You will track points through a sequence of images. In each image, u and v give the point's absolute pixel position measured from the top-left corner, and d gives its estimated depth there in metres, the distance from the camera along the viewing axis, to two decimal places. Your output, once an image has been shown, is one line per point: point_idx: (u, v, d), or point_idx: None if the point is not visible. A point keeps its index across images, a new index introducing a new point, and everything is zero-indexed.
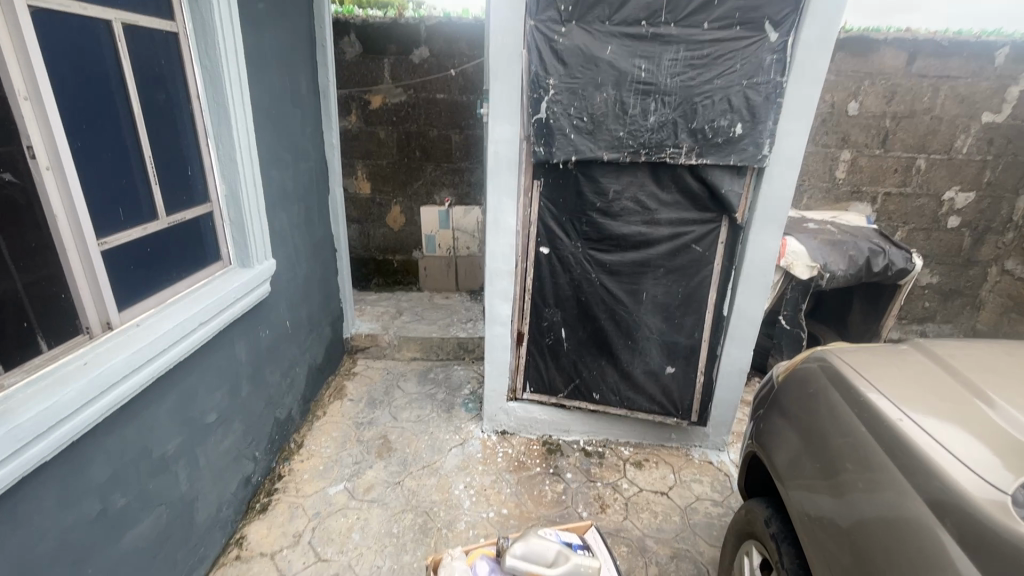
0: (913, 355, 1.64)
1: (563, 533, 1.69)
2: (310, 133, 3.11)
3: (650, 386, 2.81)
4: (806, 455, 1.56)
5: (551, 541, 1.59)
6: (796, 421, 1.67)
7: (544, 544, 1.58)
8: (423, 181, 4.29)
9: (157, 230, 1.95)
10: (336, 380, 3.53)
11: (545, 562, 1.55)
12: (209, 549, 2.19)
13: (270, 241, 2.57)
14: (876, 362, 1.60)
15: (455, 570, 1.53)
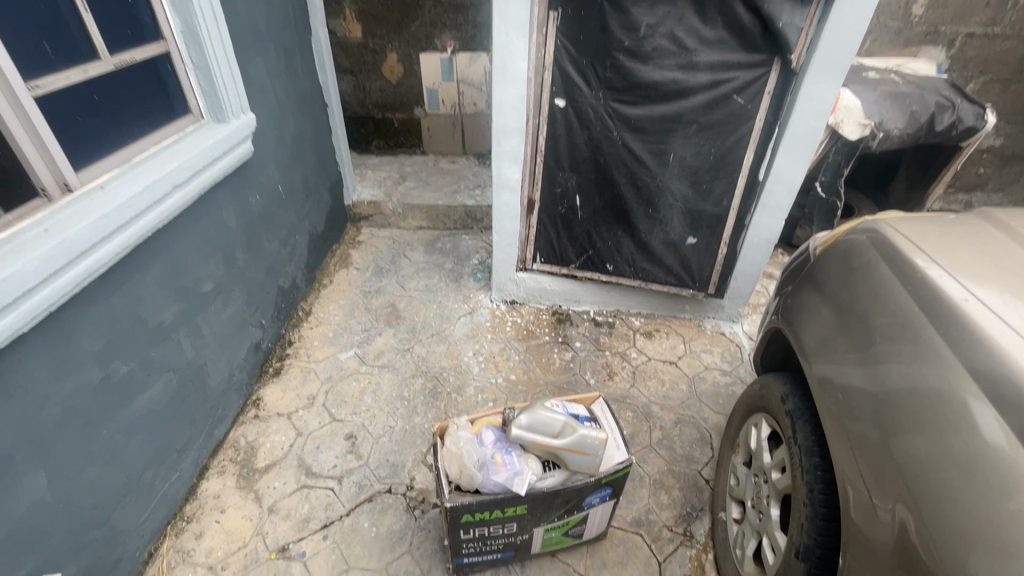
0: (985, 227, 1.41)
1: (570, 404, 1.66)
2: None
3: (668, 257, 2.65)
4: (838, 333, 1.41)
5: (558, 413, 1.56)
6: (831, 297, 1.50)
7: (551, 415, 1.54)
8: (422, 22, 3.70)
9: (101, 74, 1.68)
10: (341, 248, 3.41)
11: (551, 433, 1.53)
12: (227, 409, 2.27)
13: (246, 92, 2.25)
14: (940, 235, 1.38)
15: (461, 440, 1.53)
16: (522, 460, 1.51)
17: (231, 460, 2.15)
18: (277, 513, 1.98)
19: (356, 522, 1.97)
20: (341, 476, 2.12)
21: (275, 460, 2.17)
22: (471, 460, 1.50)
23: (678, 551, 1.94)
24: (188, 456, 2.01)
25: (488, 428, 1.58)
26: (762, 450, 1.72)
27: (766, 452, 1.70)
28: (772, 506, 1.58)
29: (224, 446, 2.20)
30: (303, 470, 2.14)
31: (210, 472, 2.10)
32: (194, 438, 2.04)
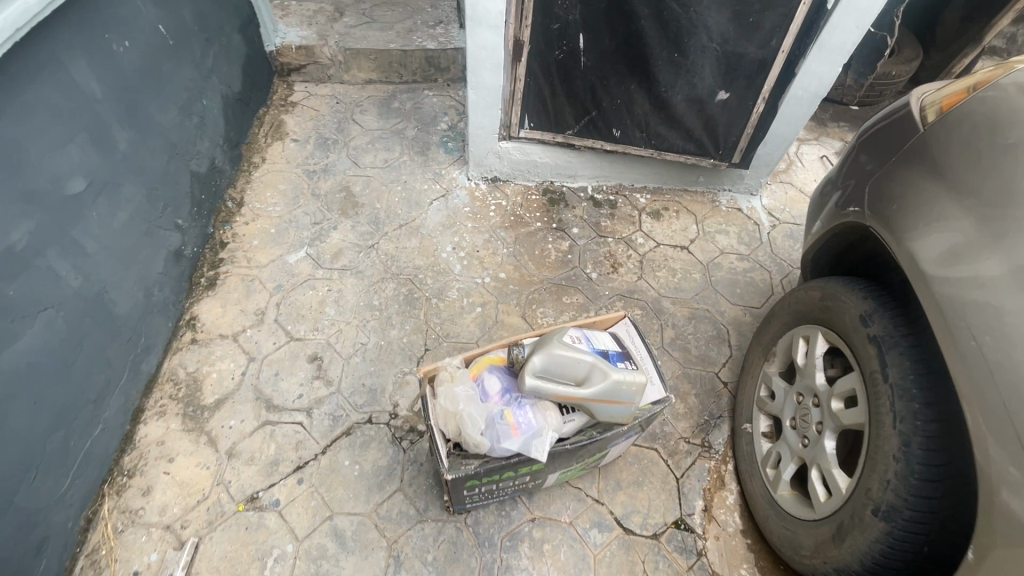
0: None
1: (592, 335, 1.30)
2: None
3: (690, 119, 2.12)
4: (976, 244, 1.03)
5: (583, 354, 1.19)
6: (966, 190, 1.09)
7: (574, 357, 1.18)
8: None
9: None
10: (269, 113, 2.66)
11: (575, 380, 1.19)
12: (154, 337, 1.82)
13: None
14: None
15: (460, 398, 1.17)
16: (539, 414, 1.19)
17: (171, 397, 1.78)
18: (239, 457, 1.68)
19: (335, 460, 1.70)
20: (310, 408, 1.79)
21: (226, 394, 1.80)
22: (475, 423, 1.16)
23: (696, 463, 1.79)
24: (110, 403, 1.62)
25: (489, 375, 1.23)
26: (814, 370, 1.45)
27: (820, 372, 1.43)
28: (828, 437, 1.36)
29: (160, 381, 1.80)
30: (262, 404, 1.79)
31: (147, 414, 1.73)
32: (113, 380, 1.63)
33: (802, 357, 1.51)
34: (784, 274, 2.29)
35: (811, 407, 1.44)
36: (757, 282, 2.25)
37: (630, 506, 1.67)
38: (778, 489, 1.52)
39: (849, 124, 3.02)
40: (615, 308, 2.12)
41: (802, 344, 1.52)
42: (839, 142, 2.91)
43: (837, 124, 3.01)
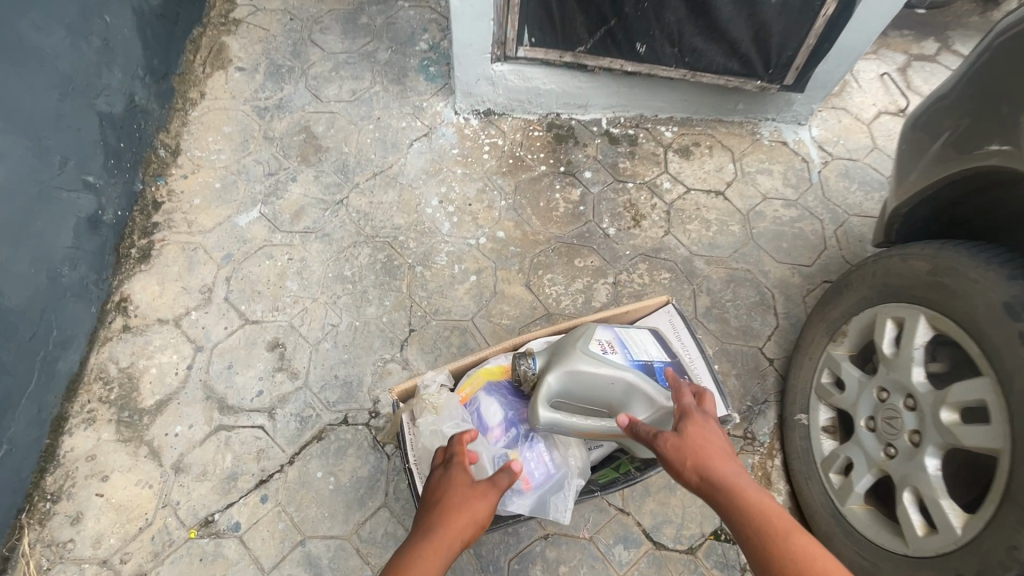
0: None
1: (625, 335, 1.05)
2: None
3: (737, 28, 1.65)
4: None
5: (613, 373, 0.95)
6: None
7: (597, 377, 0.94)
8: None
9: None
10: (207, 34, 2.14)
11: (604, 407, 0.96)
12: (71, 328, 1.47)
13: None
14: None
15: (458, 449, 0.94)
16: (559, 452, 0.98)
17: (100, 401, 1.46)
18: (188, 472, 1.39)
19: (305, 472, 1.40)
20: (272, 409, 1.47)
21: (169, 394, 1.48)
22: None
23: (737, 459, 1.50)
24: (17, 416, 1.31)
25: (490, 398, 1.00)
26: (908, 365, 1.11)
27: (917, 369, 1.10)
28: (928, 455, 1.05)
29: (86, 380, 1.48)
30: (214, 405, 1.48)
31: (73, 422, 1.42)
32: (17, 388, 1.31)
33: (891, 346, 1.17)
34: (839, 223, 1.91)
35: (899, 411, 1.13)
36: (807, 235, 1.87)
37: (661, 515, 1.40)
38: (846, 503, 1.24)
39: (914, 32, 2.50)
40: (638, 272, 1.75)
41: (891, 329, 1.18)
42: (902, 55, 2.41)
43: (900, 33, 2.49)
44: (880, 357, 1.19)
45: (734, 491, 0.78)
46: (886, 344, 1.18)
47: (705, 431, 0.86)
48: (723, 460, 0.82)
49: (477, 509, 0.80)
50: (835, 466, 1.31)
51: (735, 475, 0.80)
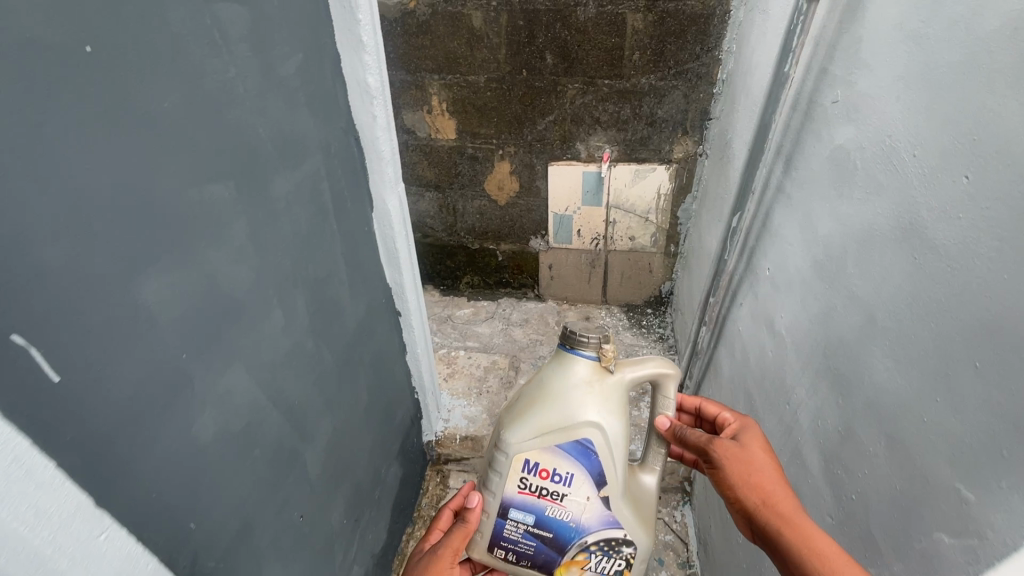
0: None
1: (575, 405, 1.28)
2: (317, 66, 1.10)
3: None
4: None
5: (577, 466, 1.27)
6: None
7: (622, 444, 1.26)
8: (557, 115, 2.20)
9: None
10: (415, 536, 1.94)
11: (599, 439, 1.28)
12: None
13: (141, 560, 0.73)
14: None
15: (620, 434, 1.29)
16: (603, 411, 1.29)
17: None
18: None
19: None
20: None
21: None
22: (616, 444, 1.28)
23: None
24: None
25: (581, 467, 1.28)
26: (611, 407, 1.29)
27: (621, 437, 1.29)
28: None
29: None
30: None
31: None
32: None
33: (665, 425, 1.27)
34: None
35: (620, 476, 1.30)
36: None
37: None
38: (645, 462, 1.42)
39: None
40: None
41: (670, 385, 1.32)
42: None
43: None
44: (659, 396, 1.33)
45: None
46: (598, 357, 1.32)
47: (750, 457, 1.05)
48: (742, 454, 1.06)
49: (759, 465, 1.03)
50: (690, 400, 1.34)
51: (762, 465, 1.02)
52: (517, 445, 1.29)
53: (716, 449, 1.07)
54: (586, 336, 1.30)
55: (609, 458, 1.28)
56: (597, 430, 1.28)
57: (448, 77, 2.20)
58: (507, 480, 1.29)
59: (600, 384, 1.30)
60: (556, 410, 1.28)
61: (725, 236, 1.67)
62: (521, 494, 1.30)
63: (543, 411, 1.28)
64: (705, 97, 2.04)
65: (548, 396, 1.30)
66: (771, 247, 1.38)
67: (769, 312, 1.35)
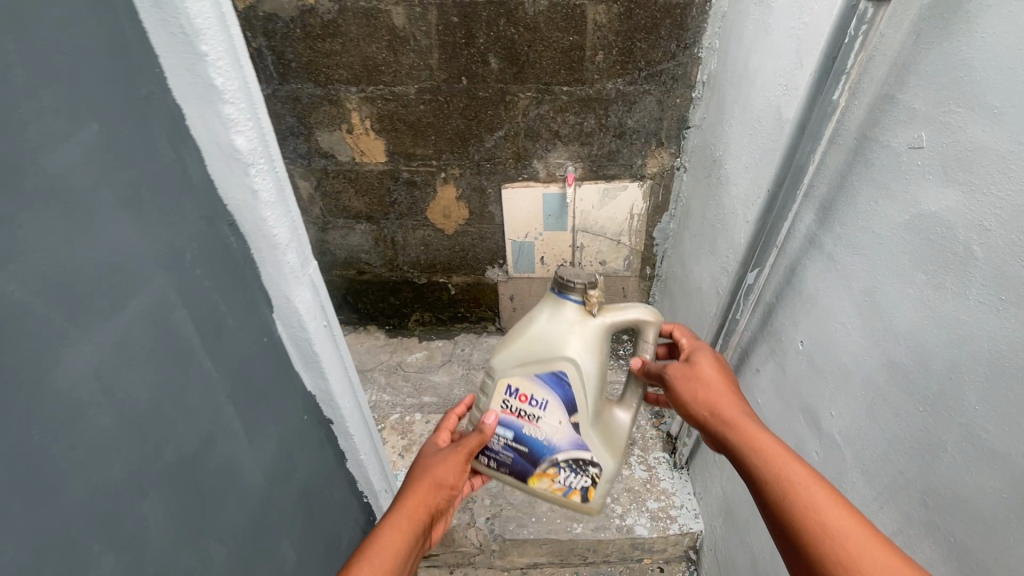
0: None
1: (553, 342, 1.18)
2: (135, 138, 0.67)
3: None
4: None
5: (550, 395, 1.19)
6: None
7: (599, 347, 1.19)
8: (509, 130, 1.81)
9: None
10: None
11: (574, 373, 1.17)
12: None
13: None
14: None
15: (598, 373, 1.19)
16: (580, 349, 1.17)
17: None
18: None
19: None
20: None
21: None
22: (590, 383, 1.19)
23: None
24: None
25: (554, 399, 1.20)
26: (591, 352, 1.18)
27: (597, 377, 1.19)
28: None
29: None
30: None
31: None
32: None
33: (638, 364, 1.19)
34: None
35: (593, 405, 1.20)
36: None
37: None
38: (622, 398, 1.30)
39: None
40: None
41: (653, 329, 1.20)
42: None
43: None
44: (641, 342, 1.22)
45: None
46: (583, 301, 1.19)
47: (703, 374, 1.05)
48: (702, 374, 1.05)
49: (711, 391, 1.00)
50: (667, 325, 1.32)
51: (716, 388, 1.01)
52: (499, 372, 1.24)
53: (669, 371, 1.09)
54: (573, 280, 1.17)
55: (582, 395, 1.19)
56: (571, 361, 1.17)
57: (369, 89, 1.76)
58: (489, 399, 1.26)
59: (583, 325, 1.19)
60: (536, 342, 1.20)
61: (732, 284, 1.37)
62: (503, 413, 1.25)
63: (524, 340, 1.20)
64: (682, 102, 1.72)
65: (529, 331, 1.21)
66: (802, 314, 1.09)
67: (808, 399, 1.07)
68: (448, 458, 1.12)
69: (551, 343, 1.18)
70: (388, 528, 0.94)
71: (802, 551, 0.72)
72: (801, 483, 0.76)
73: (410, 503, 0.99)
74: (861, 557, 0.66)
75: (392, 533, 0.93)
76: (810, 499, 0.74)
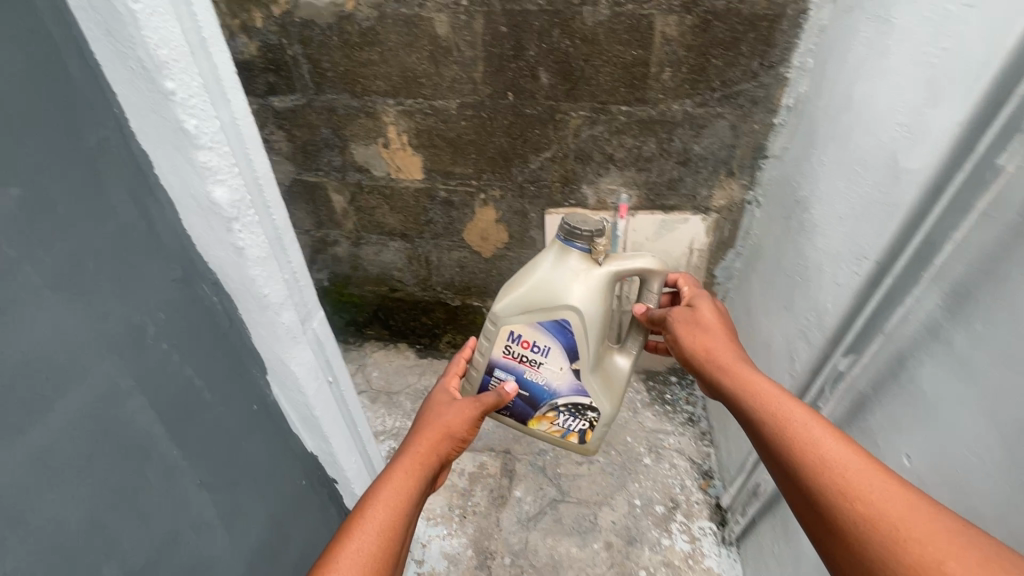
0: None
1: (556, 290, 1.18)
2: (79, 199, 0.54)
3: None
4: None
5: (551, 340, 1.21)
6: None
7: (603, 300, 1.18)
8: (557, 151, 1.63)
9: None
10: None
11: (575, 323, 1.19)
12: None
13: None
14: None
15: (599, 323, 1.20)
16: (583, 297, 1.17)
17: None
18: None
19: None
20: None
21: None
22: (591, 332, 1.20)
23: None
24: None
25: (555, 345, 1.22)
26: (594, 299, 1.18)
27: (597, 325, 1.20)
28: None
29: None
30: None
31: None
32: None
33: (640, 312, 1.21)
34: None
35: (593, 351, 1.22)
36: None
37: None
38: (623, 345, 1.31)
39: None
40: None
41: (657, 279, 1.19)
42: None
43: None
44: (645, 292, 1.22)
45: (874, 516, 0.61)
46: (590, 249, 1.17)
47: (703, 318, 1.07)
48: (704, 321, 1.06)
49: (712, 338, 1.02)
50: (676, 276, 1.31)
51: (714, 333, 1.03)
52: (502, 318, 1.24)
53: (671, 317, 1.11)
54: (581, 228, 1.15)
55: (582, 343, 1.20)
56: (573, 308, 1.17)
57: (407, 102, 1.62)
58: (491, 343, 1.27)
59: (587, 274, 1.18)
60: (541, 287, 1.19)
61: (814, 358, 1.13)
62: (505, 358, 1.27)
63: (529, 287, 1.20)
64: (761, 128, 1.47)
65: (534, 277, 1.21)
66: (911, 423, 0.85)
67: None
68: (457, 406, 1.06)
69: (553, 289, 1.18)
70: (374, 503, 0.81)
71: (796, 482, 0.70)
72: (793, 411, 0.77)
73: (405, 462, 0.90)
74: (855, 481, 0.64)
75: (381, 509, 0.79)
76: (812, 437, 0.72)
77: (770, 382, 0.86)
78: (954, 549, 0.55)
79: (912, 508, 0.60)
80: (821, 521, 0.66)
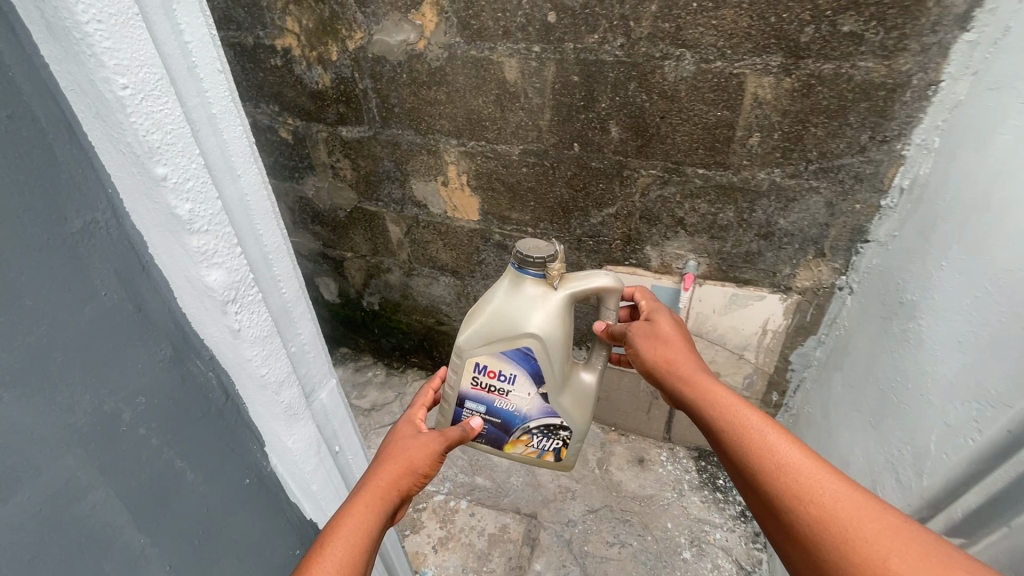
0: None
1: (515, 317, 1.06)
2: (56, 287, 0.50)
3: None
4: None
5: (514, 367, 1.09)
6: None
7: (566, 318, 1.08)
8: (621, 208, 1.49)
9: None
10: None
11: (536, 347, 1.06)
12: None
13: None
14: None
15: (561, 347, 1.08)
16: (541, 320, 1.06)
17: None
18: None
19: None
20: None
21: None
22: (554, 356, 1.08)
23: None
24: None
25: (520, 371, 1.09)
26: (556, 322, 1.07)
27: (562, 349, 1.08)
28: None
29: None
30: None
31: None
32: None
33: (600, 328, 1.11)
34: None
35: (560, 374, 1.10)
36: None
37: None
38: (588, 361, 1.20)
39: None
40: None
41: (615, 295, 1.09)
42: None
43: None
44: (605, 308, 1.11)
45: (826, 516, 0.64)
46: (544, 274, 1.06)
47: (664, 331, 1.03)
48: (664, 335, 1.03)
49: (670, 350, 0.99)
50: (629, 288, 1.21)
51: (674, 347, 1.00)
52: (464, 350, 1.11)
53: (630, 331, 1.06)
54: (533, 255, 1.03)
55: (549, 369, 1.08)
56: (535, 334, 1.06)
57: (469, 144, 1.56)
58: (458, 376, 1.14)
59: (545, 299, 1.07)
60: (500, 317, 1.07)
61: (914, 510, 0.92)
62: (473, 388, 1.14)
63: (487, 315, 1.08)
64: (863, 208, 1.26)
65: (492, 306, 1.09)
66: None
67: None
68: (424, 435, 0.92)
69: (510, 317, 1.07)
70: (335, 538, 0.73)
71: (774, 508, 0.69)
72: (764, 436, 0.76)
73: (365, 495, 0.80)
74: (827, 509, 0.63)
75: (343, 547, 0.71)
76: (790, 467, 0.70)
77: (731, 391, 0.86)
78: (894, 538, 0.59)
79: (858, 505, 0.63)
80: (784, 525, 0.68)
